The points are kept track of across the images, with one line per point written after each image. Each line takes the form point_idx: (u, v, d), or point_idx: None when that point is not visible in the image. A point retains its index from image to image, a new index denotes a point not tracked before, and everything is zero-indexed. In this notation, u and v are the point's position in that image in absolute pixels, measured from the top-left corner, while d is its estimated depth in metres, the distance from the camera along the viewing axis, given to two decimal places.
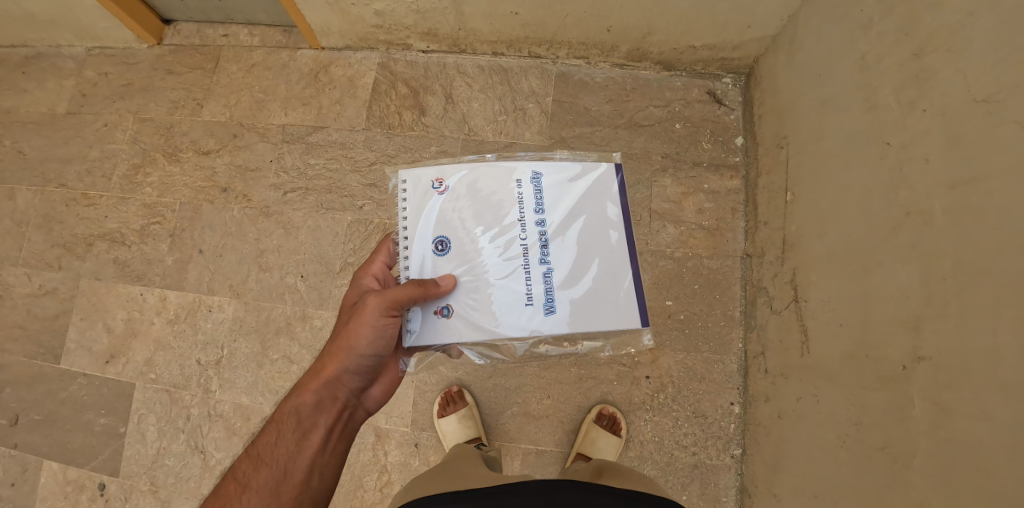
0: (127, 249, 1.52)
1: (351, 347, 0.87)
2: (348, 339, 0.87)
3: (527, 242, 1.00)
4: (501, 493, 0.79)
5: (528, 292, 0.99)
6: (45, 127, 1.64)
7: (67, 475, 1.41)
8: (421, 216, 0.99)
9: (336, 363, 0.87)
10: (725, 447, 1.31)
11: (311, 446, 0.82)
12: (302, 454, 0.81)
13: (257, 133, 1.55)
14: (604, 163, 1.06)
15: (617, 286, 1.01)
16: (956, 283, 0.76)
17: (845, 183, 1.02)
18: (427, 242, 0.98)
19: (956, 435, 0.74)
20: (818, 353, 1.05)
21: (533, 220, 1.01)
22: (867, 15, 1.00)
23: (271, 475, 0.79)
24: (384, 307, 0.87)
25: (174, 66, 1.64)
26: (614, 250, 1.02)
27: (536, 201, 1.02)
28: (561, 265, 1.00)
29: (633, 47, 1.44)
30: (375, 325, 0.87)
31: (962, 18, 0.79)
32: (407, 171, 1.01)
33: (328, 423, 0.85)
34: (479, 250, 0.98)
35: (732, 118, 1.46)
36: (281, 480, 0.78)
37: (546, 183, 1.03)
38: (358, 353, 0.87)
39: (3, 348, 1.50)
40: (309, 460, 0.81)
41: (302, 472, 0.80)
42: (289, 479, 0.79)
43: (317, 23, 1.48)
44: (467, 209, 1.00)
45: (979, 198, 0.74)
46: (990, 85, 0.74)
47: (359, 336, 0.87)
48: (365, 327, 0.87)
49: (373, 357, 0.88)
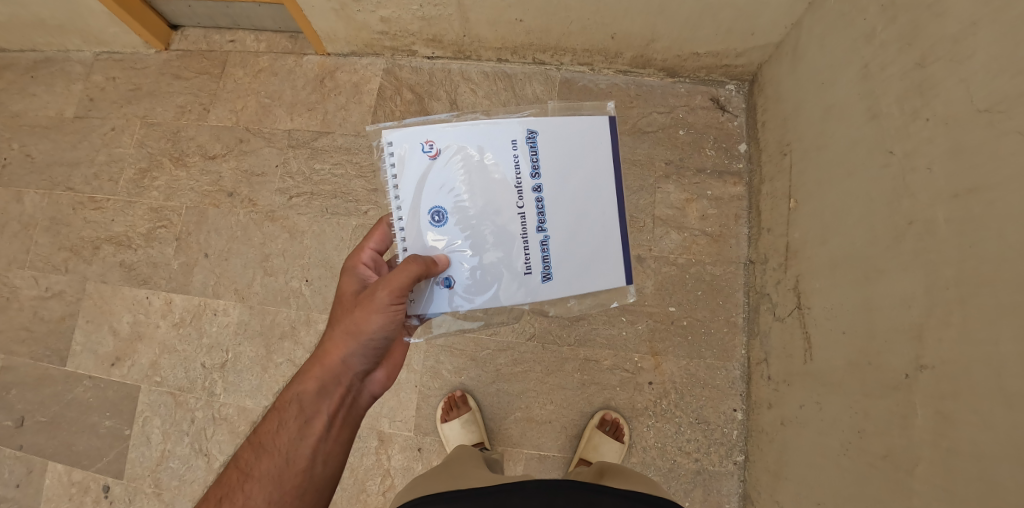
0: (133, 252, 1.53)
1: (355, 333, 0.83)
2: (352, 324, 0.83)
3: (524, 211, 0.97)
4: (501, 492, 0.79)
5: (525, 257, 0.98)
6: (53, 131, 1.66)
7: (72, 477, 1.41)
8: (414, 188, 0.95)
9: (339, 349, 0.83)
10: (728, 453, 1.31)
11: (315, 434, 0.81)
12: (305, 442, 0.81)
13: (263, 138, 1.57)
14: (597, 115, 1.00)
15: (608, 248, 1.00)
16: (959, 292, 0.76)
17: (848, 190, 1.02)
18: (422, 211, 0.95)
19: (958, 444, 0.74)
20: (821, 360, 1.06)
21: (529, 186, 0.97)
22: (870, 24, 1.00)
23: (274, 464, 0.79)
24: (389, 293, 0.81)
25: (181, 71, 1.66)
26: (606, 209, 0.99)
27: (531, 165, 0.97)
28: (557, 229, 0.98)
29: (636, 54, 1.45)
30: (383, 311, 0.82)
31: (965, 28, 0.80)
32: (393, 133, 0.95)
33: (332, 411, 0.83)
34: (476, 217, 0.96)
35: (736, 125, 1.47)
36: (284, 468, 0.79)
37: (540, 142, 0.97)
38: (364, 340, 0.84)
39: (10, 349, 1.51)
40: (312, 448, 0.81)
41: (306, 460, 0.80)
42: (292, 467, 0.79)
43: (324, 30, 1.50)
44: (460, 175, 0.95)
45: (981, 207, 0.74)
46: (992, 95, 0.74)
47: (363, 321, 0.83)
48: (371, 314, 0.82)
49: (379, 343, 0.84)
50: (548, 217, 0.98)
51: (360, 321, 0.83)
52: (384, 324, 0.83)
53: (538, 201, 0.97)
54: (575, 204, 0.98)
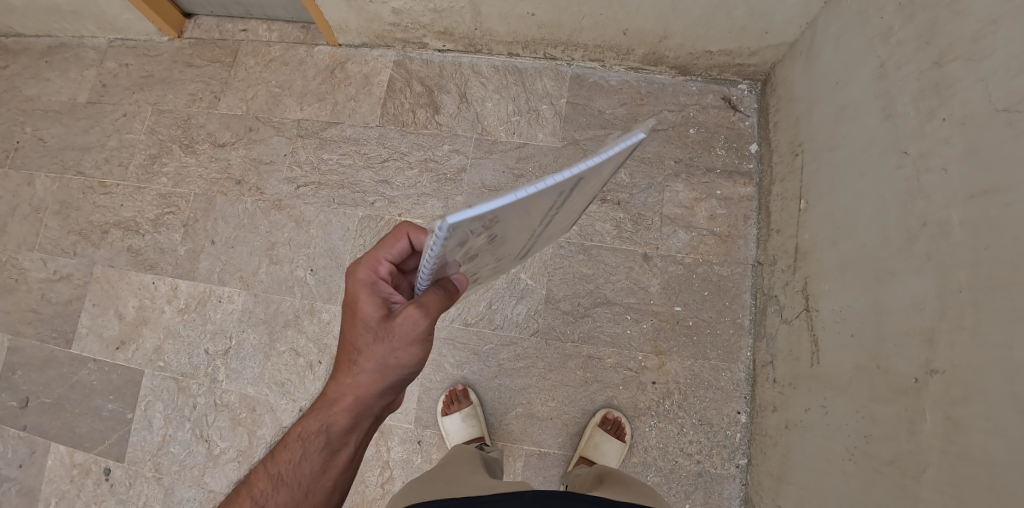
0: (141, 238, 1.54)
1: (391, 366, 0.65)
2: (388, 355, 0.64)
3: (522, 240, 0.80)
4: (496, 500, 0.75)
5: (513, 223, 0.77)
6: (65, 116, 1.67)
7: (73, 459, 1.42)
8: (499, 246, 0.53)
9: (370, 384, 0.65)
10: (730, 457, 1.29)
11: (338, 467, 0.69)
12: (327, 475, 0.68)
13: (272, 127, 1.57)
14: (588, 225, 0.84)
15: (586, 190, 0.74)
16: (972, 296, 0.75)
17: (861, 192, 1.01)
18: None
19: (968, 451, 0.72)
20: (829, 363, 1.04)
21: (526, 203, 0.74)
22: (887, 22, 0.99)
23: (291, 498, 0.66)
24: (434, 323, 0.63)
25: (193, 59, 1.67)
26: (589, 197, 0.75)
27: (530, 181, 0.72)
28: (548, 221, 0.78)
29: (649, 51, 1.43)
30: (423, 340, 0.65)
31: (985, 26, 0.78)
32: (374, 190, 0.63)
33: (359, 442, 0.70)
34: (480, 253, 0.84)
35: (747, 124, 1.45)
36: (301, 503, 0.66)
37: None
38: (399, 373, 0.65)
39: (16, 330, 1.52)
40: (334, 480, 0.69)
41: (325, 494, 0.68)
42: (309, 501, 0.67)
43: (336, 20, 1.50)
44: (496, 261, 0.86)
45: (998, 210, 0.72)
46: (1011, 94, 0.72)
47: (402, 353, 0.64)
48: (410, 344, 0.64)
49: (414, 376, 0.68)
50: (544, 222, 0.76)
51: (400, 352, 0.64)
52: (425, 355, 0.66)
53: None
54: None
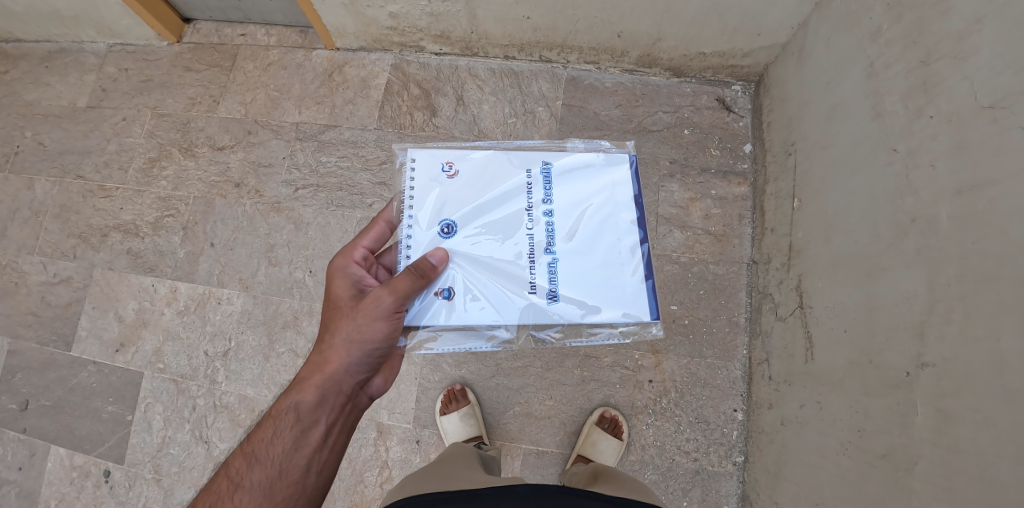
0: (141, 240, 1.55)
1: (359, 339, 0.83)
2: (356, 330, 0.83)
3: (533, 231, 0.93)
4: (490, 494, 0.76)
5: (529, 229, 0.93)
6: (65, 120, 1.68)
7: (73, 461, 1.43)
8: (427, 193, 0.94)
9: (341, 356, 0.83)
10: (727, 454, 1.30)
11: (311, 444, 0.80)
12: (300, 453, 0.80)
13: (271, 130, 1.58)
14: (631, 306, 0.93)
15: (613, 234, 0.95)
16: (961, 288, 0.76)
17: (853, 189, 1.02)
18: (433, 225, 0.92)
19: (958, 443, 0.74)
20: (822, 359, 1.05)
21: (541, 210, 0.94)
22: (876, 23, 1.00)
23: (266, 475, 0.77)
24: (396, 300, 0.83)
25: (192, 63, 1.68)
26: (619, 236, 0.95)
27: (545, 193, 0.95)
28: (563, 236, 0.93)
29: (643, 53, 1.45)
30: (386, 317, 0.84)
31: (970, 26, 0.80)
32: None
33: (330, 419, 0.82)
34: (487, 272, 0.91)
35: (741, 125, 1.47)
36: (275, 479, 0.77)
37: (570, 269, 0.93)
38: (364, 347, 0.83)
39: (17, 333, 1.52)
40: (307, 458, 0.80)
41: (299, 470, 0.79)
42: (285, 477, 0.78)
43: (334, 24, 1.51)
44: (495, 278, 0.91)
45: (985, 204, 0.74)
46: (997, 91, 0.74)
47: (367, 328, 0.83)
48: (375, 320, 0.83)
49: (383, 350, 0.85)
50: (557, 241, 0.93)
51: (367, 327, 0.83)
52: (390, 328, 0.84)
53: (549, 226, 0.93)
54: (575, 213, 0.94)
